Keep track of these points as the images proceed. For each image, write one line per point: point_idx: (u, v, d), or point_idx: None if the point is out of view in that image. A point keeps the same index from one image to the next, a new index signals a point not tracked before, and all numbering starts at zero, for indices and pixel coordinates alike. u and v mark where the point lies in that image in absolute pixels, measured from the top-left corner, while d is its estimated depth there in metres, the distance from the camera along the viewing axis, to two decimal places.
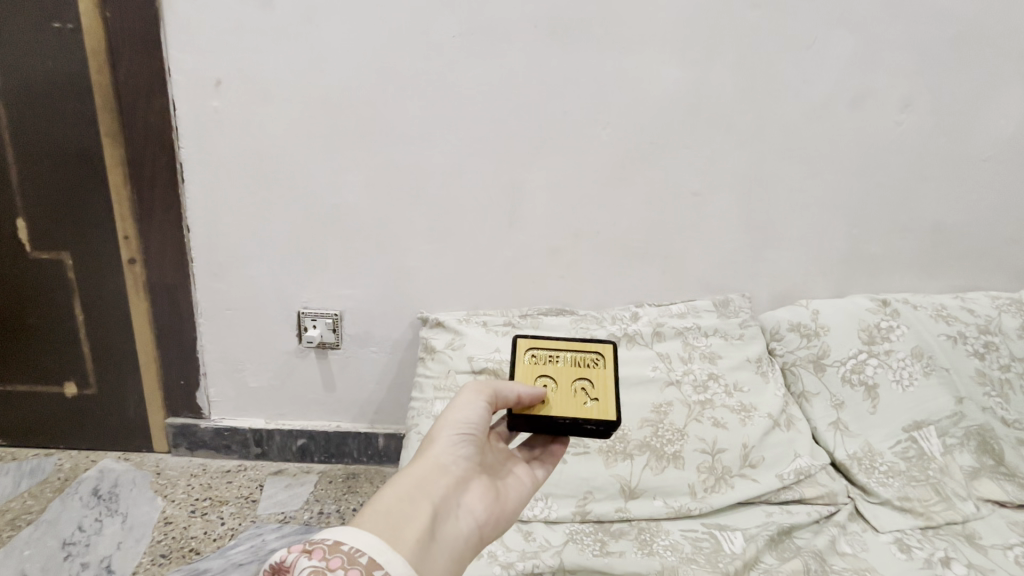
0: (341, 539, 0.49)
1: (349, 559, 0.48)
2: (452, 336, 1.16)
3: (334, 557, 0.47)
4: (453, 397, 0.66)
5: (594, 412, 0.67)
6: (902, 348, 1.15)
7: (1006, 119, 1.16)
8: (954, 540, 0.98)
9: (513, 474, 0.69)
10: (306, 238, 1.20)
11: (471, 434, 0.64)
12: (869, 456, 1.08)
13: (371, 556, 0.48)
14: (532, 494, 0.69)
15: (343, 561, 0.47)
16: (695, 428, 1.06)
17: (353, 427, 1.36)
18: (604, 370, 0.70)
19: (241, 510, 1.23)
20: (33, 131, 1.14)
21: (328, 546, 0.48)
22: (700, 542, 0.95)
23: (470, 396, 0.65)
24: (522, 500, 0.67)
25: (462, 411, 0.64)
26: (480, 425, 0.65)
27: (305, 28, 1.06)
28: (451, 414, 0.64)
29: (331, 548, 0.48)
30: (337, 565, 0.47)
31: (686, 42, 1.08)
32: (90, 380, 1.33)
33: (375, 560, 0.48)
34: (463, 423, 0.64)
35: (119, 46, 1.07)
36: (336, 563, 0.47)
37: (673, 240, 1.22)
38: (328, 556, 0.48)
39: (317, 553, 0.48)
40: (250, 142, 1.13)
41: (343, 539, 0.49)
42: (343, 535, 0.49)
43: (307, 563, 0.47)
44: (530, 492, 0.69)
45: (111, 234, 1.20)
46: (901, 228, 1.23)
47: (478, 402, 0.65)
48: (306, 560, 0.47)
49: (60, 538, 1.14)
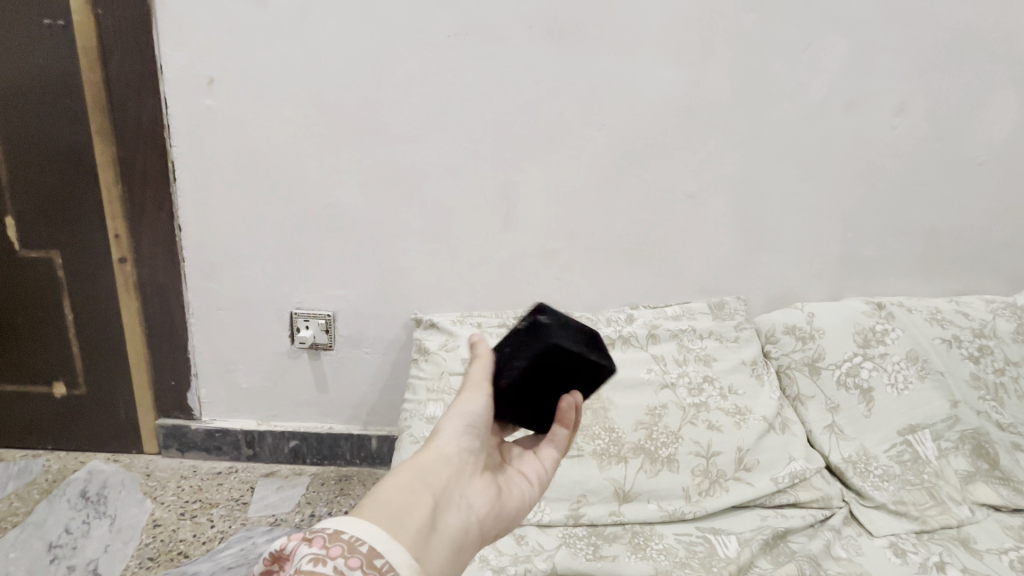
0: (341, 528, 0.48)
1: (349, 548, 0.47)
2: (445, 337, 1.16)
3: (334, 545, 0.47)
4: (458, 389, 0.63)
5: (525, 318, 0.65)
6: (897, 351, 1.14)
7: (1001, 123, 1.16)
8: (949, 545, 0.97)
9: (519, 474, 0.67)
10: (299, 238, 1.19)
11: (476, 429, 0.62)
12: (864, 460, 1.08)
13: (372, 545, 0.48)
14: (537, 498, 0.67)
15: (343, 550, 0.46)
16: (690, 430, 1.06)
17: (346, 429, 1.35)
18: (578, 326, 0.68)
19: (231, 512, 1.22)
20: (23, 128, 1.12)
21: (328, 535, 0.47)
22: (694, 546, 0.95)
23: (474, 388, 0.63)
24: (524, 503, 0.65)
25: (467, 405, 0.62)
26: (485, 419, 0.62)
27: (300, 25, 1.05)
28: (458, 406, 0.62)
29: (332, 537, 0.47)
30: (337, 553, 0.46)
31: (682, 43, 1.08)
32: (79, 381, 1.31)
33: (375, 548, 0.47)
34: (469, 416, 0.62)
35: (111, 42, 1.06)
36: (336, 551, 0.46)
37: (668, 242, 1.21)
38: (328, 544, 0.47)
39: (317, 541, 0.47)
40: (243, 140, 1.12)
41: (344, 528, 0.48)
42: (344, 523, 0.49)
43: (308, 552, 0.46)
44: (534, 492, 0.67)
45: (102, 232, 1.19)
46: (897, 232, 1.23)
47: (479, 391, 0.63)
48: (306, 547, 0.47)
49: (46, 541, 1.12)
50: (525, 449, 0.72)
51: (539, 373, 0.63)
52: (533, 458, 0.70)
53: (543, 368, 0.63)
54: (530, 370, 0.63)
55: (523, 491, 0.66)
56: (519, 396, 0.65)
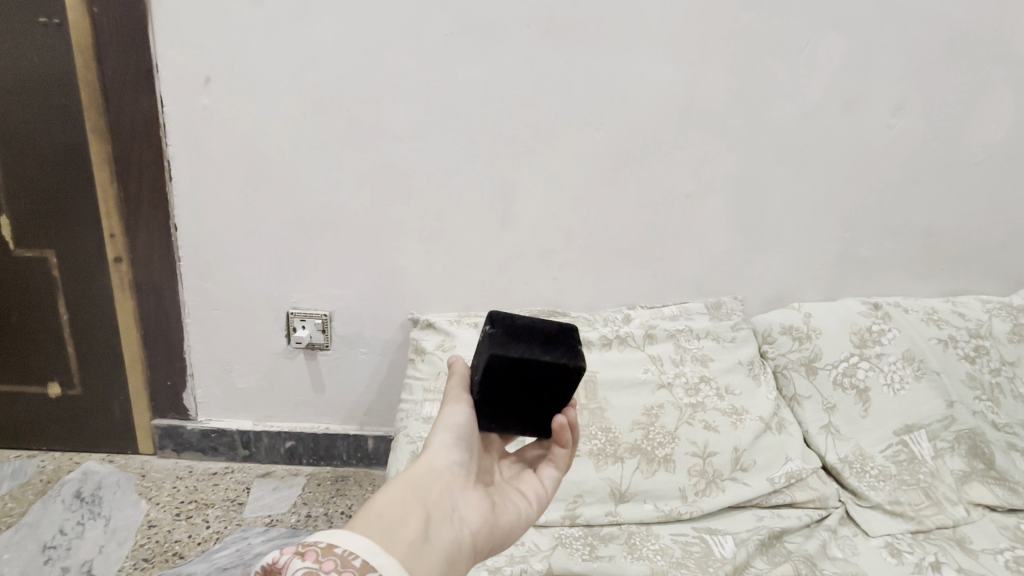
0: (334, 542, 0.48)
1: (342, 563, 0.46)
2: (442, 337, 1.15)
3: (328, 560, 0.46)
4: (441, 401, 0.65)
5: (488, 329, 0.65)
6: (893, 351, 1.14)
7: (997, 124, 1.16)
8: (944, 545, 0.98)
9: (517, 492, 0.67)
10: (296, 237, 1.19)
11: (463, 442, 0.63)
12: (861, 460, 1.08)
13: (365, 559, 0.47)
14: (536, 514, 0.67)
15: (336, 564, 0.46)
16: (686, 430, 1.06)
17: (343, 429, 1.35)
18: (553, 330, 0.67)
19: (226, 513, 1.22)
20: (18, 127, 1.12)
21: (322, 549, 0.47)
22: (690, 546, 0.95)
23: (455, 401, 0.65)
24: (522, 519, 0.65)
25: (451, 417, 0.64)
26: (469, 433, 0.64)
27: (297, 24, 1.05)
28: (443, 421, 0.63)
29: (325, 551, 0.47)
30: (330, 567, 0.46)
31: (680, 44, 1.08)
32: (74, 381, 1.31)
33: (368, 562, 0.47)
34: (453, 428, 0.63)
35: (107, 40, 1.06)
36: (330, 566, 0.46)
37: (665, 242, 1.21)
38: (322, 558, 0.47)
39: (311, 555, 0.47)
40: (240, 140, 1.12)
41: (337, 543, 0.48)
42: (337, 537, 0.48)
43: (301, 565, 0.46)
44: (531, 511, 0.66)
45: (97, 232, 1.18)
46: (893, 232, 1.24)
47: (461, 401, 0.65)
48: (299, 561, 0.46)
49: (40, 542, 1.12)
50: (526, 468, 0.71)
51: (499, 382, 0.63)
52: (534, 476, 0.69)
53: (502, 377, 0.63)
54: (488, 381, 0.63)
55: (520, 507, 0.65)
56: (496, 406, 0.65)
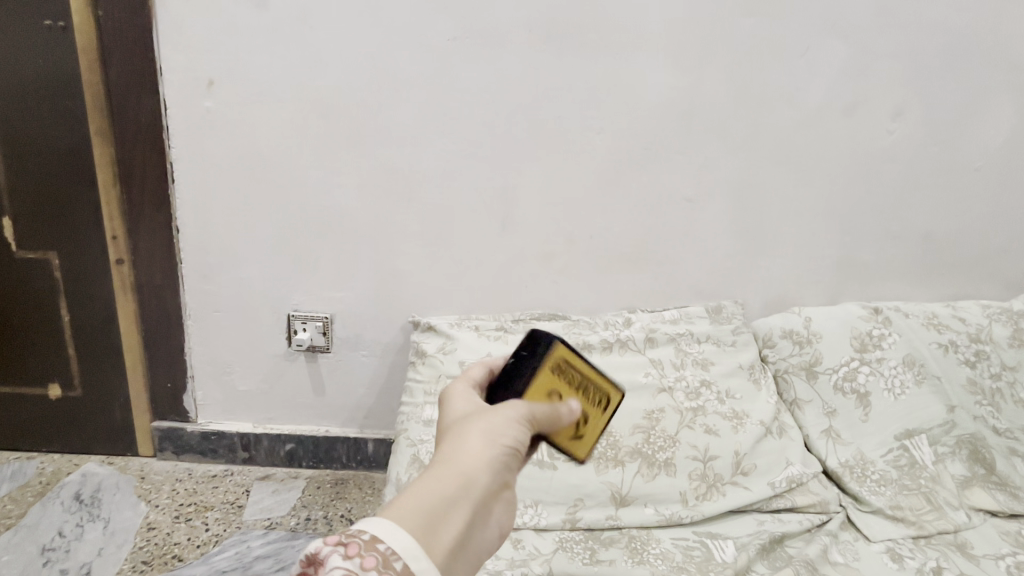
0: (378, 536, 0.44)
1: (384, 562, 0.43)
2: (443, 340, 1.15)
3: (369, 557, 0.43)
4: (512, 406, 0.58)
5: (574, 449, 0.65)
6: (894, 356, 1.15)
7: (996, 130, 1.17)
8: (946, 550, 0.98)
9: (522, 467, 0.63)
10: (297, 240, 1.19)
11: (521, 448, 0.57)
12: (861, 464, 1.08)
13: (406, 562, 0.44)
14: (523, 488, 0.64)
15: (377, 563, 0.43)
16: (687, 435, 1.06)
17: (342, 432, 1.35)
18: (597, 415, 0.68)
19: (226, 515, 1.22)
20: (21, 128, 1.12)
21: (363, 543, 0.44)
22: (691, 551, 0.94)
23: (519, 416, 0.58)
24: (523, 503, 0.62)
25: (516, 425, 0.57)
26: (526, 438, 0.58)
27: (299, 28, 1.06)
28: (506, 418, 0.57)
29: (367, 545, 0.43)
30: (371, 566, 0.42)
31: (681, 49, 1.08)
32: (75, 382, 1.31)
33: (409, 568, 0.44)
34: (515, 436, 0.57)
35: (111, 44, 1.06)
36: (370, 564, 0.43)
37: (666, 245, 1.21)
38: (363, 554, 0.43)
39: (351, 550, 0.43)
40: (242, 143, 1.12)
41: (381, 537, 0.44)
42: (380, 528, 0.45)
43: (340, 563, 0.42)
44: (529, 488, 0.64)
45: (99, 233, 1.19)
46: (893, 237, 1.24)
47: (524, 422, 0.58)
48: (339, 557, 0.43)
49: (39, 544, 1.11)
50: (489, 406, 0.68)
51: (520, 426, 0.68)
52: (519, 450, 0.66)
53: None
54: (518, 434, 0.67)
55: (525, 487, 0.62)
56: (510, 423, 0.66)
